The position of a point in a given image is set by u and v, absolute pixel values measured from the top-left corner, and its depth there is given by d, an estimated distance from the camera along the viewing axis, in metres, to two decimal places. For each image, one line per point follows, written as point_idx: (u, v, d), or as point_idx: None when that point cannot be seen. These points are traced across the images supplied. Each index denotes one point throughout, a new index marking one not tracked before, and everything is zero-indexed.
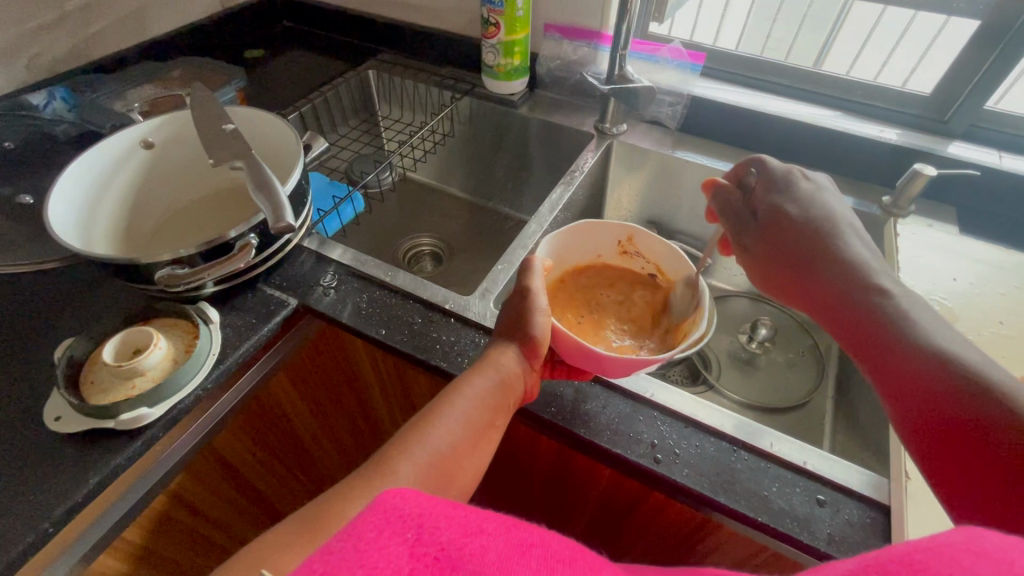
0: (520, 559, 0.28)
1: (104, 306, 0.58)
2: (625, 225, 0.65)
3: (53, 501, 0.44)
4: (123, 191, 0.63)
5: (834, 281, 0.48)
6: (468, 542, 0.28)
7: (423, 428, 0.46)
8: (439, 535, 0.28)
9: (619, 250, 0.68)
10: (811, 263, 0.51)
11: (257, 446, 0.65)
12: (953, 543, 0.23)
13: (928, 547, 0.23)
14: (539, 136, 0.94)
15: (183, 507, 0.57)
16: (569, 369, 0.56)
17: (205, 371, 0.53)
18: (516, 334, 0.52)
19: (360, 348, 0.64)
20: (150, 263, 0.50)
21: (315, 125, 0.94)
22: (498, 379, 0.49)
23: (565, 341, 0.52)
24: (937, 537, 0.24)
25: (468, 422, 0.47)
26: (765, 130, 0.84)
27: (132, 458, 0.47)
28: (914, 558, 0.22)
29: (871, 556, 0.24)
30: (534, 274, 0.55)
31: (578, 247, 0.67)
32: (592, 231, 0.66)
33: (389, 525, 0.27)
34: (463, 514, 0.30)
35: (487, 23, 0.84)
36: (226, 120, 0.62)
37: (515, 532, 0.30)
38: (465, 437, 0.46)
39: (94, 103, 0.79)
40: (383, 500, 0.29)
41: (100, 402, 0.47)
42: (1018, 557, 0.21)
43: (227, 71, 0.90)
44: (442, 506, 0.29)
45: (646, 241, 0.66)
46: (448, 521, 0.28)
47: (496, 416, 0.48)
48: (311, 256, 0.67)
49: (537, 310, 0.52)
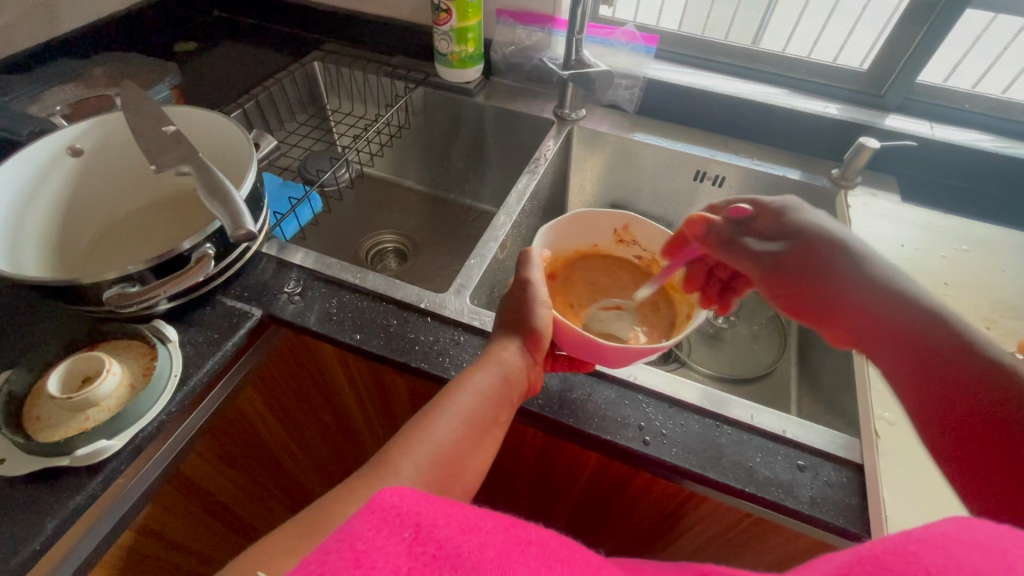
0: (517, 558, 0.27)
1: (41, 332, 0.53)
2: (619, 214, 0.66)
3: (7, 552, 0.40)
4: (50, 206, 0.57)
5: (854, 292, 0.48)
6: (466, 540, 0.27)
7: (425, 425, 0.45)
8: (436, 533, 0.27)
9: (616, 238, 0.68)
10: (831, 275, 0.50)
11: (228, 466, 0.62)
12: (947, 531, 0.24)
13: (921, 537, 0.24)
14: (495, 125, 0.93)
15: (153, 539, 0.53)
16: (571, 363, 0.55)
17: (168, 393, 0.49)
18: (518, 328, 0.52)
19: (331, 354, 0.62)
20: (96, 284, 0.46)
21: (262, 122, 0.89)
22: (502, 375, 0.48)
23: (565, 332, 0.51)
24: (932, 527, 0.24)
25: (470, 417, 0.46)
26: (717, 111, 0.86)
27: (94, 496, 0.44)
28: (908, 550, 0.23)
29: (865, 548, 0.25)
30: (533, 265, 0.54)
31: (574, 235, 0.67)
32: (595, 219, 0.67)
33: (387, 523, 0.26)
34: (462, 512, 0.29)
35: (438, 9, 0.81)
36: (166, 121, 0.57)
37: (512, 530, 0.29)
38: (469, 434, 0.45)
39: (6, 108, 0.71)
40: (378, 499, 0.28)
41: (51, 439, 0.43)
42: (1010, 545, 0.22)
43: (158, 66, 0.83)
44: (440, 504, 0.28)
45: (636, 228, 0.66)
46: (447, 518, 0.27)
47: (500, 412, 0.48)
48: (272, 263, 0.64)
49: (540, 301, 0.52)
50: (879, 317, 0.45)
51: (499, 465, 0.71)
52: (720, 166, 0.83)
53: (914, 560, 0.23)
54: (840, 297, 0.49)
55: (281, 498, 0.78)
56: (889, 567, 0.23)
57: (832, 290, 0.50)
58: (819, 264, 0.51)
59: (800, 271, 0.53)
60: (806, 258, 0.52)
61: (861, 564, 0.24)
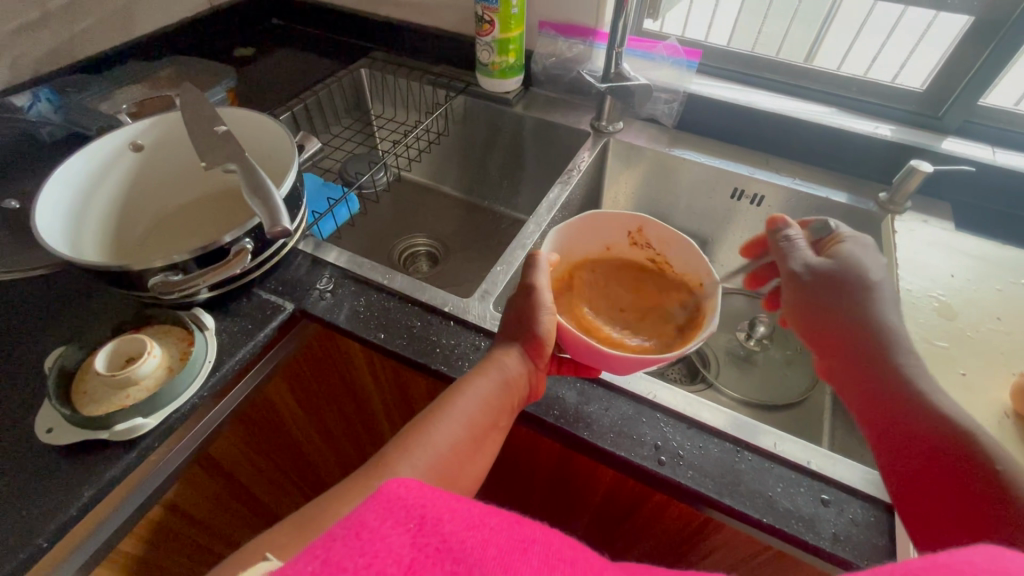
0: (520, 557, 0.27)
1: (93, 313, 0.57)
2: (635, 215, 0.65)
3: (46, 516, 0.43)
4: (111, 196, 0.61)
5: (861, 334, 0.49)
6: (470, 536, 0.27)
7: (423, 428, 0.46)
8: (441, 527, 0.27)
9: (630, 241, 0.67)
10: (851, 315, 0.50)
11: (253, 452, 0.64)
12: (974, 560, 0.23)
13: (944, 563, 0.23)
14: (533, 135, 0.94)
15: (178, 516, 0.56)
16: (577, 368, 0.55)
17: (201, 378, 0.52)
18: (521, 334, 0.51)
19: (357, 351, 0.64)
20: (144, 270, 0.49)
21: (308, 125, 0.93)
22: (503, 380, 0.49)
23: (570, 338, 0.51)
24: (957, 556, 0.24)
25: (470, 422, 0.47)
26: (761, 128, 0.84)
27: (128, 470, 0.46)
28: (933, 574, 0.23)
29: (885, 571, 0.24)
30: (539, 269, 0.52)
31: (589, 237, 0.67)
32: (585, 229, 0.66)
33: (391, 514, 0.27)
34: (466, 507, 0.29)
35: (482, 21, 0.83)
36: (218, 121, 0.61)
37: (517, 528, 0.29)
38: (467, 437, 0.46)
39: (81, 105, 0.78)
40: (387, 489, 0.28)
41: (94, 413, 0.46)
42: None
43: (218, 70, 0.89)
44: (445, 498, 0.28)
45: (651, 234, 0.65)
46: (452, 513, 0.28)
47: (500, 416, 0.48)
48: (307, 260, 0.66)
49: (543, 307, 0.51)
50: (880, 360, 0.47)
51: (515, 473, 0.71)
52: (760, 184, 0.82)
53: None
54: (854, 335, 0.49)
55: (303, 487, 0.80)
56: None
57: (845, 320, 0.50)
58: (852, 298, 0.51)
59: (826, 299, 0.52)
60: (834, 289, 0.52)
61: None
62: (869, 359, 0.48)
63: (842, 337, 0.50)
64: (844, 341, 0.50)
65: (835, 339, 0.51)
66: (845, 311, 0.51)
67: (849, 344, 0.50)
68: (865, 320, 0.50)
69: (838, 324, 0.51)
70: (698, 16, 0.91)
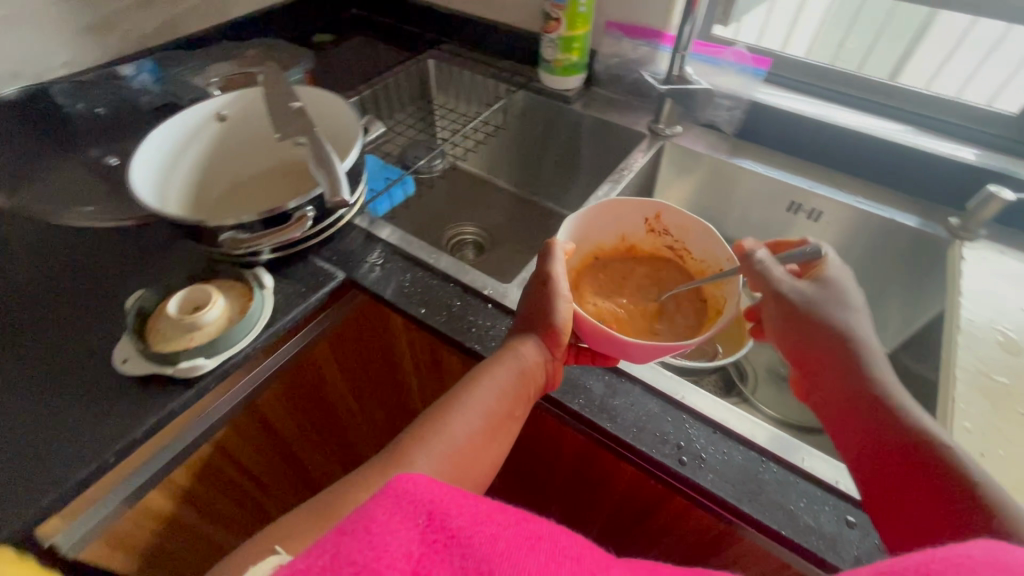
0: (528, 552, 0.29)
1: (170, 263, 0.63)
2: (652, 202, 0.64)
3: (115, 436, 0.48)
4: (195, 160, 0.68)
5: (840, 355, 0.49)
6: (477, 531, 0.28)
7: (440, 420, 0.47)
8: (448, 523, 0.28)
9: (647, 229, 0.67)
10: (827, 341, 0.50)
11: (296, 409, 0.69)
12: (973, 554, 0.23)
13: (946, 558, 0.23)
14: (589, 134, 0.94)
15: (224, 457, 0.61)
16: (594, 357, 0.56)
17: (256, 331, 0.56)
18: (536, 325, 0.53)
19: (399, 325, 0.67)
20: (216, 227, 0.53)
21: (375, 110, 0.97)
22: (518, 371, 0.50)
23: (586, 327, 0.52)
24: (958, 550, 0.24)
25: (485, 412, 0.48)
26: (827, 142, 0.81)
27: (185, 405, 0.51)
28: (930, 569, 0.23)
29: (886, 565, 0.25)
30: (555, 258, 0.55)
31: (605, 225, 0.67)
32: (601, 217, 0.66)
33: (400, 508, 0.29)
34: (474, 503, 0.30)
35: (549, 17, 0.85)
36: (293, 98, 0.66)
37: (525, 524, 0.31)
38: (483, 427, 0.48)
39: (178, 78, 0.85)
40: (395, 485, 0.30)
41: (162, 349, 0.51)
42: None
43: (298, 52, 0.95)
44: (453, 494, 0.30)
45: (669, 221, 0.65)
46: (459, 508, 0.29)
47: (515, 405, 0.50)
48: (361, 234, 0.69)
49: (559, 297, 0.53)
50: (852, 381, 0.47)
51: (538, 462, 0.73)
52: (819, 199, 0.79)
53: None
54: (832, 358, 0.49)
55: (340, 453, 0.85)
56: None
57: (828, 342, 0.50)
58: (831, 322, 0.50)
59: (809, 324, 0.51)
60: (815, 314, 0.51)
61: None
62: (843, 380, 0.48)
63: (823, 356, 0.50)
64: (820, 363, 0.50)
65: (817, 361, 0.50)
66: (821, 336, 0.50)
67: (829, 366, 0.49)
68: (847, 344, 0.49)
69: (819, 343, 0.50)
70: (776, 25, 0.90)
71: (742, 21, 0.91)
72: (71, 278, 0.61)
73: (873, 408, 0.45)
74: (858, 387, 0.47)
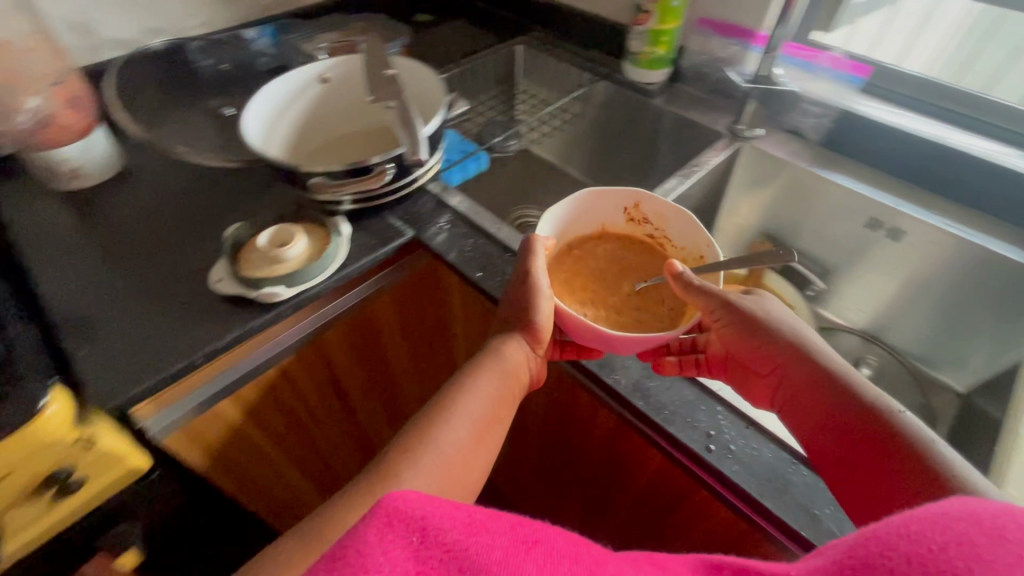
0: (525, 556, 0.32)
1: (266, 204, 0.70)
2: (630, 191, 0.64)
3: (205, 341, 0.56)
4: (298, 115, 0.75)
5: (786, 358, 0.51)
6: (473, 543, 0.31)
7: (430, 433, 0.49)
8: (443, 538, 0.31)
9: (627, 218, 0.66)
10: (770, 345, 0.52)
11: (354, 354, 0.75)
12: (947, 510, 0.26)
13: (922, 516, 0.26)
14: (666, 130, 0.94)
15: (288, 383, 0.68)
16: (578, 351, 0.58)
17: (330, 272, 0.62)
18: (518, 323, 0.56)
19: (456, 287, 0.71)
20: (308, 172, 0.60)
21: (461, 88, 1.02)
22: (502, 372, 0.54)
23: (570, 322, 0.53)
24: (932, 508, 0.27)
25: (474, 418, 0.51)
26: (923, 161, 0.76)
27: (264, 325, 0.58)
28: (908, 528, 0.26)
29: (869, 531, 0.27)
30: (535, 255, 0.56)
31: (585, 215, 0.67)
32: (581, 208, 0.66)
33: (391, 529, 0.30)
34: (465, 514, 0.32)
35: (640, 10, 0.86)
36: (388, 66, 0.71)
37: (518, 528, 0.33)
38: (473, 433, 0.50)
39: (292, 43, 0.94)
40: (385, 504, 0.31)
41: (250, 276, 0.59)
42: (1010, 523, 0.24)
43: (399, 28, 1.02)
44: (444, 508, 0.32)
45: (648, 210, 0.64)
46: (452, 523, 0.32)
47: (499, 408, 0.53)
48: (432, 200, 0.74)
49: (541, 295, 0.55)
50: (798, 375, 0.50)
51: (569, 442, 0.74)
52: (904, 219, 0.75)
53: (916, 539, 0.25)
54: (779, 360, 0.51)
55: (388, 406, 0.91)
56: (891, 544, 0.25)
57: (778, 347, 0.51)
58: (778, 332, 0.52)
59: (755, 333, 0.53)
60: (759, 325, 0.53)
61: (866, 546, 0.26)
62: (793, 378, 0.50)
63: (773, 359, 0.52)
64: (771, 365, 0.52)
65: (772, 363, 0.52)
66: (767, 342, 0.52)
67: (779, 368, 0.51)
68: (793, 348, 0.51)
69: (766, 348, 0.52)
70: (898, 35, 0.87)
71: (860, 25, 0.88)
72: (185, 207, 0.70)
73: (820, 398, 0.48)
74: (805, 382, 0.49)
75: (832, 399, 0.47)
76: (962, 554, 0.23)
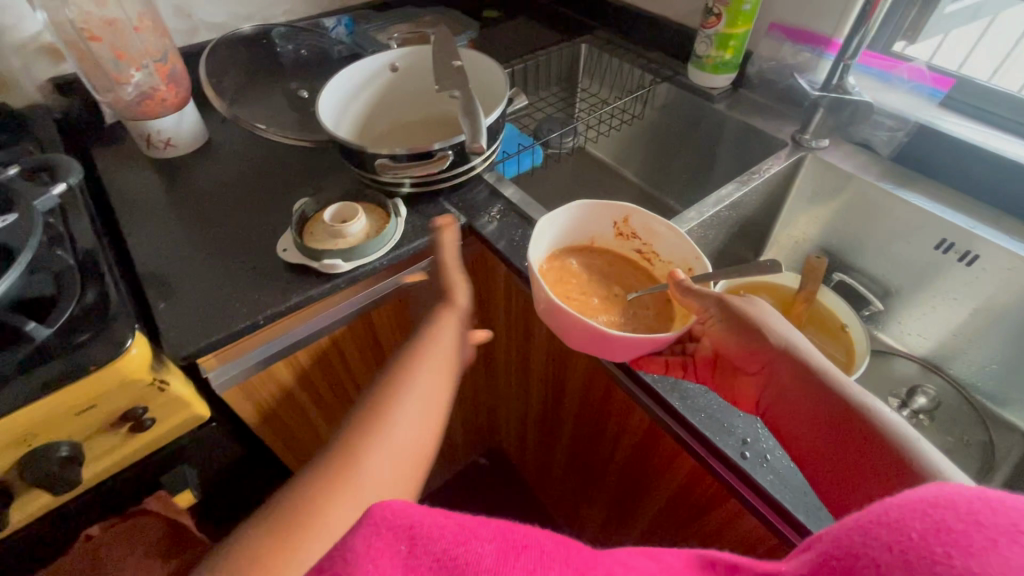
0: (513, 560, 0.33)
1: (332, 183, 0.75)
2: (621, 205, 0.64)
3: (269, 304, 0.60)
4: (368, 100, 0.79)
5: (774, 358, 0.50)
6: (460, 550, 0.33)
7: (375, 434, 0.46)
8: (430, 547, 0.33)
9: (615, 232, 0.67)
10: (758, 346, 0.51)
11: (400, 333, 0.79)
12: (927, 497, 0.27)
13: (906, 504, 0.27)
14: (727, 136, 0.93)
15: (337, 353, 0.72)
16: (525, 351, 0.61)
17: (386, 250, 0.65)
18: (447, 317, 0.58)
19: (503, 277, 0.73)
20: (373, 153, 0.63)
21: (522, 84, 1.04)
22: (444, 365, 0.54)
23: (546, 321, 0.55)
24: (915, 494, 0.28)
25: (419, 412, 0.50)
26: (1004, 183, 0.72)
27: (322, 295, 0.62)
28: (890, 517, 0.27)
29: (855, 519, 0.29)
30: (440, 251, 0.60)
31: (575, 228, 0.66)
32: (571, 221, 0.65)
33: (379, 537, 0.32)
34: (453, 522, 0.34)
35: (709, 13, 0.85)
36: (455, 57, 0.74)
37: (508, 535, 0.34)
38: (419, 428, 0.49)
39: (366, 33, 0.99)
40: (374, 512, 0.33)
41: (314, 247, 0.63)
42: (981, 507, 0.25)
43: (467, 23, 1.05)
44: (433, 517, 0.34)
45: (638, 225, 0.64)
46: (439, 531, 0.33)
47: (440, 401, 0.52)
48: (487, 189, 0.76)
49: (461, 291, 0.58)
50: (782, 374, 0.50)
51: (600, 440, 0.75)
52: (979, 242, 0.71)
53: (897, 527, 0.26)
54: (766, 361, 0.51)
55: None
56: (875, 534, 0.27)
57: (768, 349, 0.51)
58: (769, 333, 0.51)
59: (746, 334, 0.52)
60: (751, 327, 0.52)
61: (851, 533, 0.28)
62: (778, 379, 0.50)
63: (761, 359, 0.51)
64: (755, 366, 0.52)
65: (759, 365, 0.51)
66: (755, 343, 0.51)
67: (766, 370, 0.51)
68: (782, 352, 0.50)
69: (755, 348, 0.51)
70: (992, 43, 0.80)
71: (949, 34, 0.82)
72: (260, 181, 0.75)
73: (803, 396, 0.48)
74: (789, 383, 0.49)
75: (816, 400, 0.47)
76: (937, 540, 0.24)
